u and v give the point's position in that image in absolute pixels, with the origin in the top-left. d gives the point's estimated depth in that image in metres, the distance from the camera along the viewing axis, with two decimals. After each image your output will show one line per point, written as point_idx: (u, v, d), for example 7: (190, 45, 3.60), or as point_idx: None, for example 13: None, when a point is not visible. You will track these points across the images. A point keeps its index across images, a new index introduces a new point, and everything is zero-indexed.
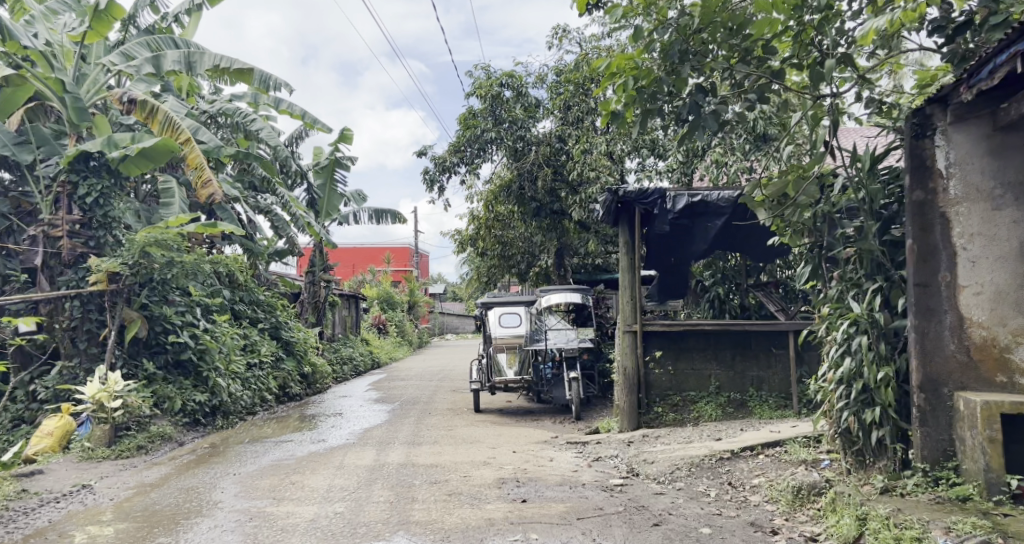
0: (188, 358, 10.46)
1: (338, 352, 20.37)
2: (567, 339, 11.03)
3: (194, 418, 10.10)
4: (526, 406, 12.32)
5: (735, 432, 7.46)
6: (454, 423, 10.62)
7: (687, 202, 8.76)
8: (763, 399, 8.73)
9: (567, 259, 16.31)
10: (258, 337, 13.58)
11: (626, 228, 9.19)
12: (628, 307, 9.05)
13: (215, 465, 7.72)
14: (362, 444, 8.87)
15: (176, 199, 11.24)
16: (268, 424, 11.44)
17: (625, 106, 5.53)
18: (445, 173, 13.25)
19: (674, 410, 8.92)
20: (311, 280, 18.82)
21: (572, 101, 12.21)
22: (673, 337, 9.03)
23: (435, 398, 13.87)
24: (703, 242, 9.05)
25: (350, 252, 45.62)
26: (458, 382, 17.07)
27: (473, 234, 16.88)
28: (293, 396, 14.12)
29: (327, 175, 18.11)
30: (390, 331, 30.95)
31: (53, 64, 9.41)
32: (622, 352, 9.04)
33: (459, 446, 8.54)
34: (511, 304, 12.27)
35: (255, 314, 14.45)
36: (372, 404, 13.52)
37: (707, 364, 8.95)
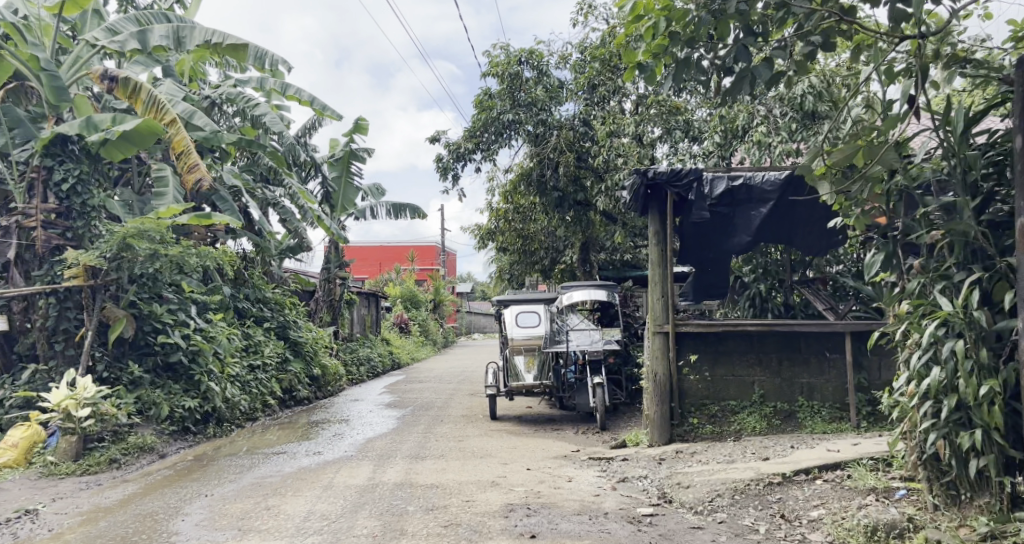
0: (179, 361, 9.66)
1: (355, 352, 19.57)
2: (591, 339, 10.04)
3: (182, 425, 9.29)
4: (547, 413, 11.34)
5: (784, 451, 6.35)
6: (466, 432, 9.67)
7: (726, 186, 7.75)
8: (814, 411, 7.61)
9: (593, 255, 15.23)
10: (261, 337, 12.77)
11: (657, 217, 8.17)
12: (661, 305, 8.05)
13: (189, 484, 6.87)
14: (359, 458, 7.97)
15: (171, 189, 10.46)
16: (267, 433, 10.58)
17: (655, 56, 4.53)
18: (460, 161, 12.31)
19: (711, 422, 7.87)
20: (325, 277, 18.02)
21: (598, 79, 11.21)
22: (709, 338, 7.98)
23: (450, 404, 12.94)
24: (746, 232, 7.95)
25: (374, 250, 45.00)
26: (477, 385, 16.14)
27: (494, 228, 15.95)
28: (300, 400, 13.30)
29: (342, 168, 17.35)
30: (413, 330, 30.15)
31: (30, 40, 8.69)
32: (651, 356, 8.04)
33: (467, 462, 7.58)
34: (530, 302, 11.29)
35: (261, 312, 13.68)
36: (384, 409, 12.63)
37: (749, 370, 7.87)
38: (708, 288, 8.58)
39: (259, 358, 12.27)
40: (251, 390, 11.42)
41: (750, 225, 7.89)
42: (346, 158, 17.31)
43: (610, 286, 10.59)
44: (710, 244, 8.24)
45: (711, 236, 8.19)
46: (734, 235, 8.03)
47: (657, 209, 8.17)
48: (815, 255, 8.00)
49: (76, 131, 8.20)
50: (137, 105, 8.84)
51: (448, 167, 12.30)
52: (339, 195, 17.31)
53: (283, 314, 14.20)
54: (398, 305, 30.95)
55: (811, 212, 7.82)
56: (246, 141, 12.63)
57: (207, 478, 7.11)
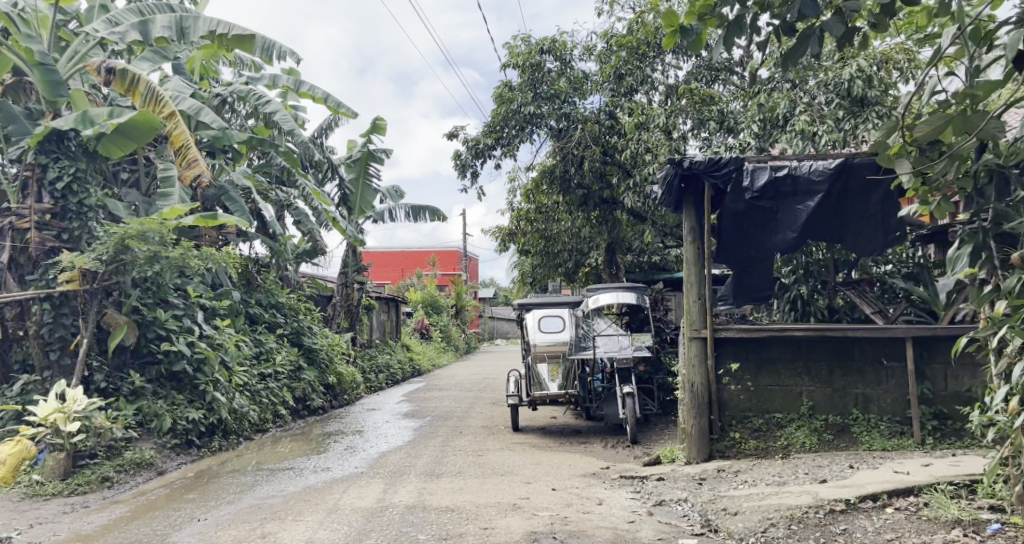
0: (183, 370, 9.16)
1: (373, 359, 19.05)
2: (620, 345, 9.36)
3: (185, 438, 8.77)
4: (572, 424, 10.69)
5: (843, 471, 5.61)
6: (486, 446, 9.03)
7: (769, 177, 7.06)
8: (871, 425, 6.88)
9: (620, 257, 14.55)
10: (273, 345, 12.26)
11: (693, 212, 7.47)
12: (697, 309, 7.37)
13: (183, 506, 6.32)
14: (370, 476, 7.37)
15: (177, 189, 9.99)
16: (276, 445, 10.02)
17: (701, 16, 3.90)
18: (480, 158, 11.71)
19: (755, 436, 7.16)
20: (342, 281, 17.50)
21: (626, 69, 10.57)
22: (752, 344, 7.31)
23: (470, 414, 12.32)
24: (791, 228, 7.22)
25: (395, 255, 44.58)
26: (499, 393, 15.51)
27: (515, 229, 15.34)
28: (314, 410, 12.76)
29: (359, 169, 16.97)
30: (434, 336, 29.58)
31: (24, 30, 8.17)
32: (687, 364, 7.38)
33: (486, 482, 6.96)
34: (554, 306, 10.61)
35: (274, 318, 13.20)
36: (401, 420, 12.06)
37: (796, 380, 7.17)
38: (749, 291, 7.78)
39: (272, 367, 11.75)
40: (260, 399, 10.89)
41: (796, 220, 7.16)
42: (365, 159, 16.95)
43: (639, 287, 9.91)
44: (752, 242, 7.49)
45: (753, 233, 7.44)
46: (778, 231, 7.30)
47: (693, 203, 7.47)
48: (870, 255, 7.17)
49: (70, 125, 7.82)
50: (136, 99, 8.39)
51: (466, 164, 11.71)
52: (356, 197, 16.90)
53: (297, 320, 13.69)
54: (420, 310, 30.42)
55: (865, 205, 7.04)
56: (257, 140, 12.14)
57: (203, 499, 6.55)
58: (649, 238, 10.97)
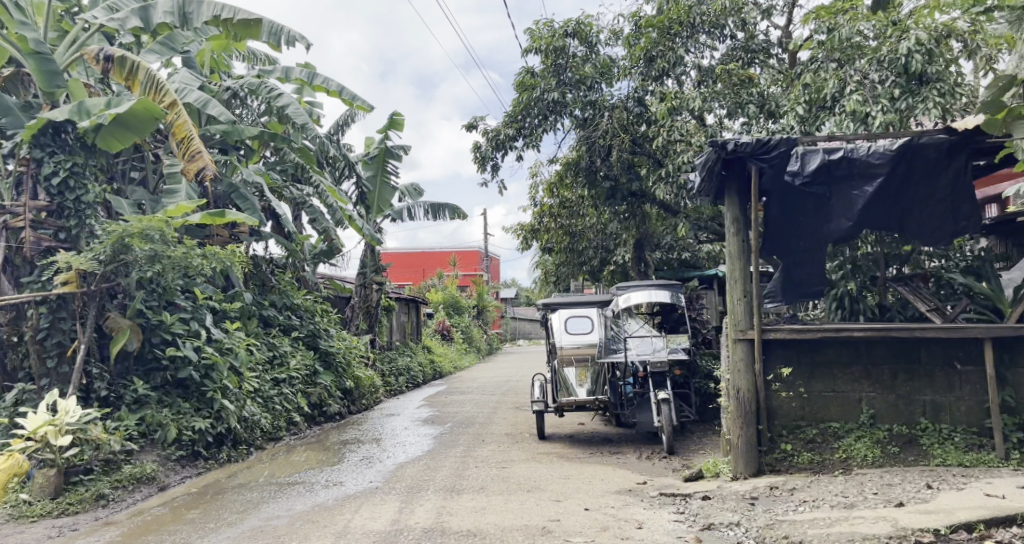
0: (190, 377, 8.65)
1: (393, 362, 18.51)
2: (654, 348, 8.75)
3: (192, 450, 8.24)
4: (601, 432, 10.03)
5: (921, 493, 4.91)
6: (511, 457, 8.42)
7: (821, 160, 6.33)
8: (943, 437, 6.18)
9: (648, 253, 13.86)
10: (288, 349, 11.76)
11: (736, 200, 6.80)
12: (743, 308, 6.76)
13: (181, 528, 5.76)
14: (385, 494, 6.77)
15: (184, 186, 9.49)
16: (290, 455, 9.49)
17: None
18: (500, 150, 11.08)
19: (809, 448, 6.53)
20: (360, 282, 16.97)
21: (657, 50, 9.90)
22: (803, 347, 6.66)
23: (493, 420, 11.72)
24: (846, 216, 6.52)
25: (416, 255, 44.11)
26: (523, 397, 14.91)
27: (538, 226, 14.70)
28: (331, 416, 12.24)
29: (377, 166, 16.54)
30: (456, 337, 29.04)
31: (18, 17, 7.68)
32: (732, 368, 6.76)
33: (512, 500, 6.33)
34: (581, 306, 9.97)
35: (289, 321, 12.69)
36: (420, 426, 11.47)
37: (854, 386, 6.50)
38: (799, 287, 7.00)
39: (286, 372, 11.24)
40: (273, 407, 10.38)
41: (852, 206, 6.46)
42: (382, 156, 16.50)
43: (672, 285, 9.29)
44: (802, 231, 6.78)
45: (803, 222, 6.73)
46: (832, 219, 6.59)
47: (736, 191, 6.80)
48: (937, 245, 6.41)
49: (65, 117, 7.28)
50: (135, 88, 7.88)
51: (486, 156, 11.11)
52: (374, 196, 16.48)
53: (312, 323, 13.19)
54: (441, 311, 29.90)
55: (932, 189, 6.32)
56: (269, 135, 11.63)
57: (203, 521, 5.98)
58: (683, 231, 10.28)
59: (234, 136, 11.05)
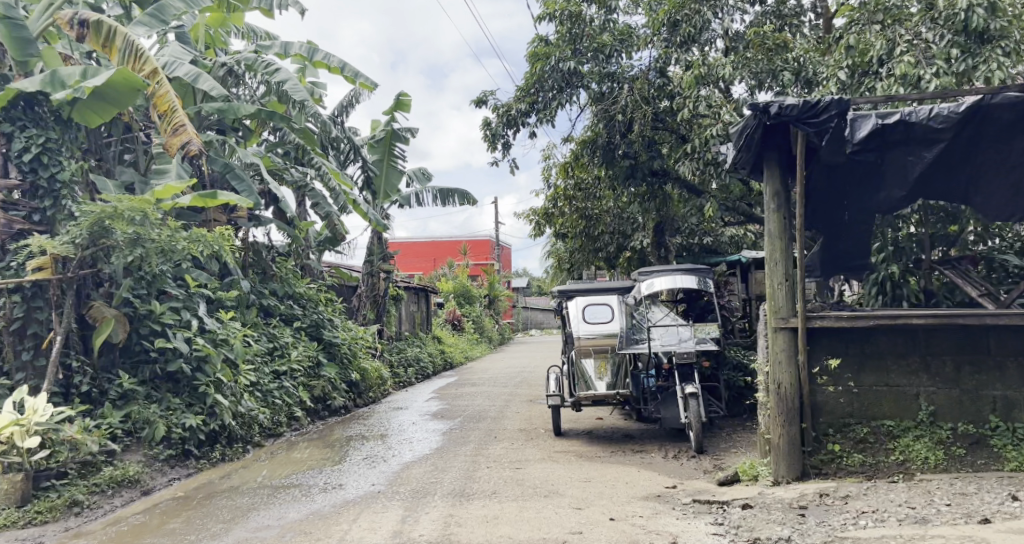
0: (180, 370, 8.06)
1: (402, 353, 17.91)
2: (680, 338, 8.09)
3: (182, 449, 7.63)
4: (622, 428, 9.37)
5: (1007, 507, 4.31)
6: (525, 456, 7.78)
7: (874, 126, 5.54)
8: (1016, 436, 5.58)
9: (668, 238, 13.16)
10: (289, 340, 11.17)
11: (778, 175, 6.08)
12: (784, 293, 6.07)
13: (157, 540, 5.15)
14: (387, 499, 6.15)
15: (174, 165, 8.87)
16: (289, 453, 8.89)
17: None
18: (512, 127, 10.40)
19: (860, 450, 5.87)
20: (367, 270, 16.34)
21: (681, 15, 9.18)
22: (854, 336, 6.00)
23: (506, 414, 11.08)
24: (901, 184, 5.93)
25: (426, 244, 43.53)
26: (537, 389, 14.27)
27: (552, 209, 14.02)
28: (336, 410, 11.64)
29: (383, 150, 15.86)
30: (467, 327, 28.43)
31: None
32: (772, 360, 6.08)
33: (527, 507, 5.69)
34: (598, 293, 9.24)
35: (291, 311, 12.09)
36: (429, 421, 10.86)
37: (912, 380, 5.86)
38: (841, 257, 6.72)
39: (287, 364, 10.64)
40: (273, 401, 9.79)
41: (908, 174, 5.80)
42: (388, 139, 15.81)
43: (699, 270, 8.61)
44: (849, 200, 6.24)
45: (851, 191, 6.17)
46: (883, 187, 6.02)
47: (777, 164, 6.08)
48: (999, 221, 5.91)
49: (36, 88, 6.68)
50: (113, 55, 7.24)
51: (496, 134, 10.42)
52: (381, 181, 15.83)
53: (316, 312, 12.58)
54: (451, 300, 29.28)
55: (1001, 155, 5.61)
56: (266, 113, 10.86)
57: (183, 531, 5.38)
58: (711, 211, 9.56)
59: (230, 114, 10.40)
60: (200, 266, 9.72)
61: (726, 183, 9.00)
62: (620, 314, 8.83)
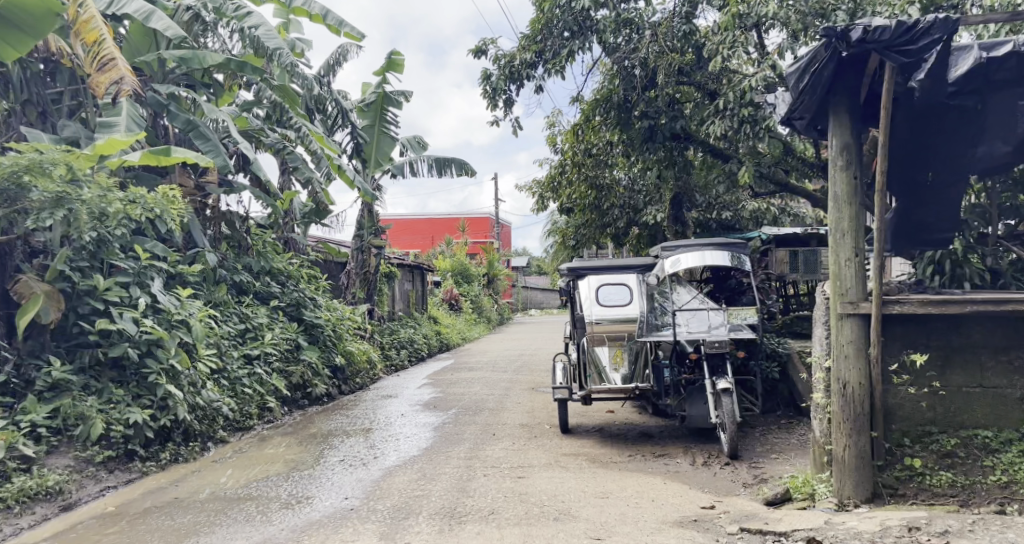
0: (125, 355, 6.89)
1: (394, 334, 16.75)
2: (710, 325, 6.95)
3: (124, 450, 6.47)
4: (638, 425, 8.26)
5: None
6: (528, 462, 6.66)
7: (976, 61, 4.42)
8: None
9: (686, 212, 12.00)
10: (264, 321, 10.02)
11: (849, 125, 4.86)
12: (853, 273, 4.86)
13: None
14: (360, 522, 5.02)
15: (123, 118, 7.60)
16: (257, 451, 7.74)
17: None
18: (516, 81, 9.15)
19: (946, 465, 4.72)
20: (357, 246, 15.14)
21: None
22: (939, 325, 4.83)
23: (506, 405, 9.98)
24: (1006, 137, 4.75)
25: (423, 222, 42.26)
26: (539, 376, 13.16)
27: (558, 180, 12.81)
28: (317, 399, 10.52)
29: (374, 115, 14.87)
30: (464, 308, 27.25)
31: None
32: (835, 352, 4.89)
33: (532, 536, 4.55)
34: (613, 271, 7.94)
35: (268, 288, 10.93)
36: (419, 412, 9.74)
37: (1014, 381, 4.74)
38: (918, 231, 5.27)
39: (260, 348, 9.50)
40: (242, 390, 8.66)
41: (1017, 125, 4.68)
42: (380, 103, 14.80)
43: (731, 244, 7.32)
44: (936, 154, 4.95)
45: (939, 143, 4.91)
46: (982, 140, 4.82)
47: (848, 112, 4.85)
48: None
49: None
50: None
51: (497, 89, 9.18)
52: (372, 148, 14.78)
53: (296, 290, 11.42)
54: (449, 279, 28.11)
55: None
56: (236, 63, 9.54)
57: None
58: (744, 177, 8.36)
59: (194, 64, 9.14)
60: (158, 236, 8.53)
61: (763, 144, 7.82)
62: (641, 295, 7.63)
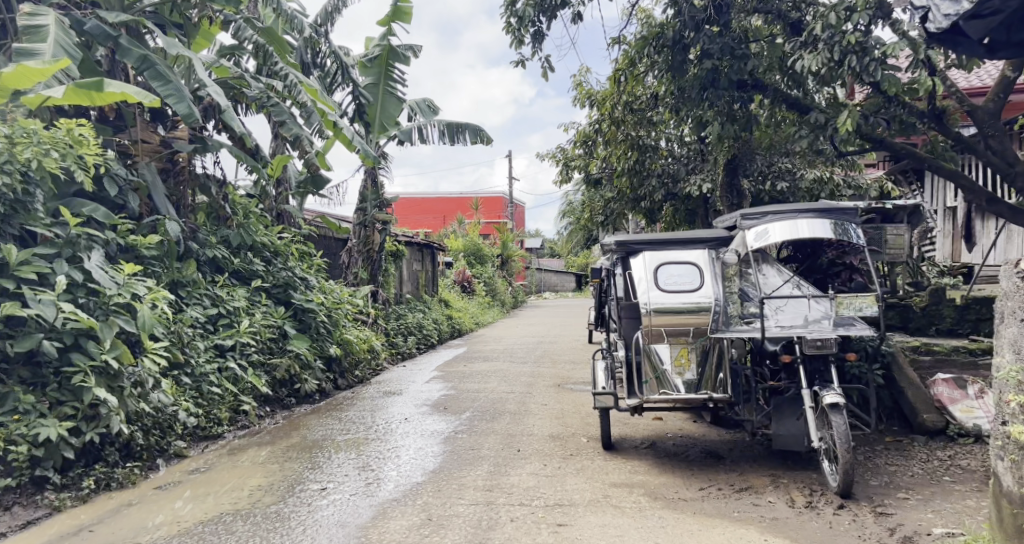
0: (41, 350, 5.30)
1: (401, 319, 15.13)
2: (809, 318, 5.29)
3: (31, 478, 4.90)
4: (700, 442, 6.58)
5: None
6: (567, 499, 5.03)
7: None
8: None
9: (740, 181, 10.23)
10: (243, 305, 8.38)
11: None
12: None
13: None
14: None
15: (47, 45, 5.97)
16: (223, 469, 6.12)
17: None
18: (548, 12, 7.40)
19: None
20: (359, 220, 13.47)
21: None
22: None
23: (530, 408, 8.31)
24: None
25: (435, 200, 40.55)
26: (564, 369, 11.49)
27: (588, 145, 11.07)
28: (306, 397, 8.93)
29: (378, 72, 13.05)
30: (477, 290, 25.59)
31: None
32: None
33: None
34: (674, 244, 5.96)
35: (251, 266, 9.32)
36: (426, 416, 8.12)
37: None
38: None
39: (235, 338, 7.86)
40: (208, 390, 7.06)
41: None
42: (385, 58, 12.99)
43: (829, 211, 5.57)
44: None
45: None
46: None
47: None
48: None
49: None
50: None
51: (524, 19, 7.43)
52: (376, 110, 13.00)
53: (283, 269, 9.76)
54: (460, 260, 26.48)
55: None
56: None
57: None
58: (844, 127, 6.55)
59: None
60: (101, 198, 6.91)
61: (878, 84, 6.01)
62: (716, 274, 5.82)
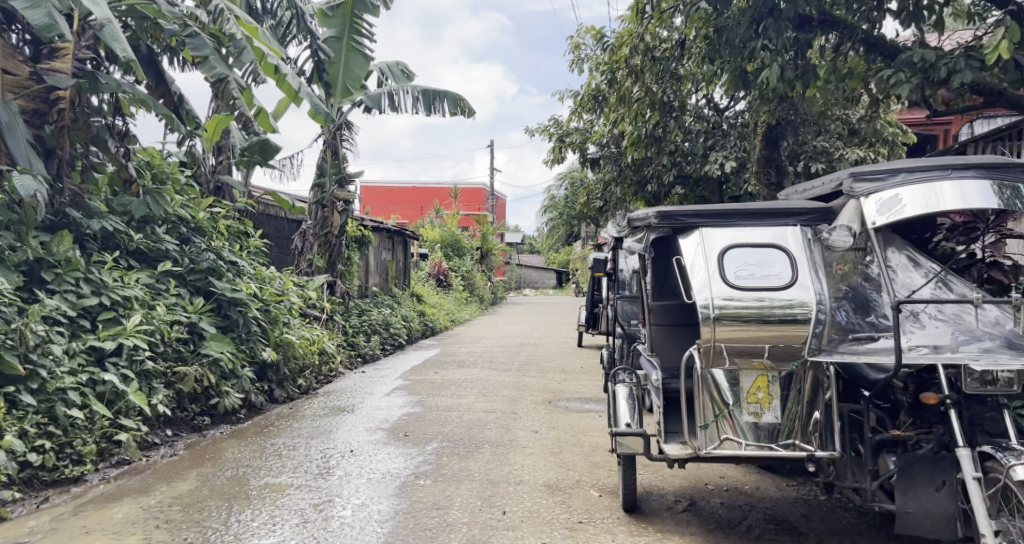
0: None
1: (364, 315, 13.08)
2: (970, 340, 3.37)
3: None
4: (760, 504, 4.65)
5: None
6: None
7: None
8: None
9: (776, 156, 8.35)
10: (139, 294, 6.28)
11: None
12: None
13: None
14: None
15: None
16: (59, 538, 4.09)
17: None
18: None
19: None
20: (316, 198, 11.38)
21: None
22: None
23: (517, 438, 6.36)
24: None
25: (411, 190, 38.41)
26: (555, 380, 9.56)
27: (591, 111, 9.17)
28: (226, 415, 6.88)
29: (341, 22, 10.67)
30: (454, 284, 23.60)
31: None
32: None
33: None
34: (749, 221, 4.01)
35: (161, 244, 7.24)
36: (380, 448, 6.08)
37: None
38: None
39: (119, 340, 5.74)
40: (66, 415, 4.98)
41: None
42: (348, 6, 10.47)
43: (1002, 167, 3.52)
44: None
45: None
46: None
47: None
48: None
49: None
50: None
51: None
52: (336, 69, 10.70)
53: (205, 251, 7.67)
54: (437, 251, 24.43)
55: None
56: None
57: None
58: (999, 55, 4.52)
59: None
60: None
61: None
62: (812, 261, 3.89)
